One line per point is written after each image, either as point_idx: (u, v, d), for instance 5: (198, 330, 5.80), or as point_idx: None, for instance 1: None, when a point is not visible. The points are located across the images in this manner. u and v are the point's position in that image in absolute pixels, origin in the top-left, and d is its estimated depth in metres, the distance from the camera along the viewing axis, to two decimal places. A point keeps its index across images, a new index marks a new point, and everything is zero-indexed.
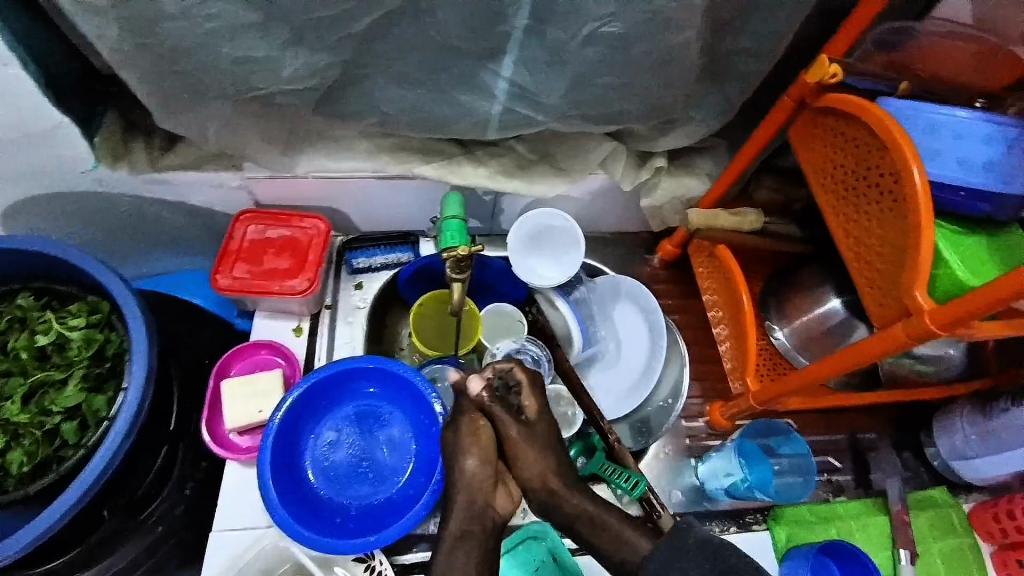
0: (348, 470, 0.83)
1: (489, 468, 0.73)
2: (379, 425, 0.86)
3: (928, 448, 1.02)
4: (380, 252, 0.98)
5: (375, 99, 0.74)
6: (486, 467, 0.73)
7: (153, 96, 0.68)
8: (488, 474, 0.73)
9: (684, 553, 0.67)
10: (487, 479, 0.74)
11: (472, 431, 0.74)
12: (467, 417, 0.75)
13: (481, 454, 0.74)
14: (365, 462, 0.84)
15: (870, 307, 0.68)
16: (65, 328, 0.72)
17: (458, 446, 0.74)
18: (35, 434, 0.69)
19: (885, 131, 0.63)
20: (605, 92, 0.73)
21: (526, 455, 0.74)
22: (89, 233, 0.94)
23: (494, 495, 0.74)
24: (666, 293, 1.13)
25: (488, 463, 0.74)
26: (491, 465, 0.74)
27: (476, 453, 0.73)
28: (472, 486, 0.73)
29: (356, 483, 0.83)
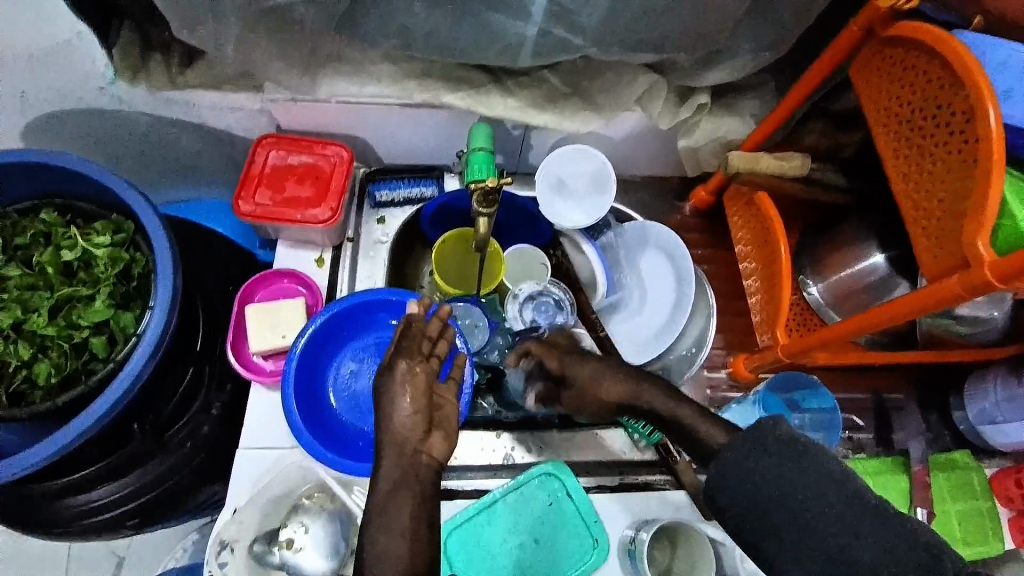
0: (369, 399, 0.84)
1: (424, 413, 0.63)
2: None
3: (956, 411, 0.99)
4: (403, 186, 0.94)
5: (400, 16, 0.69)
6: (420, 412, 0.63)
7: (168, 2, 0.65)
8: (419, 420, 0.62)
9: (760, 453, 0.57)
10: (417, 428, 0.62)
11: (408, 373, 0.64)
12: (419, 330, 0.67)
13: (416, 393, 0.63)
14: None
15: (921, 258, 0.64)
16: (90, 245, 0.72)
17: (393, 382, 0.64)
18: (63, 347, 0.70)
19: (961, 63, 0.57)
20: (651, 11, 0.67)
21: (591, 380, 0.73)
22: (110, 154, 0.93)
23: (427, 441, 0.62)
24: (696, 243, 1.09)
25: (423, 410, 0.63)
26: (424, 412, 0.63)
27: (406, 405, 0.62)
28: (401, 433, 0.62)
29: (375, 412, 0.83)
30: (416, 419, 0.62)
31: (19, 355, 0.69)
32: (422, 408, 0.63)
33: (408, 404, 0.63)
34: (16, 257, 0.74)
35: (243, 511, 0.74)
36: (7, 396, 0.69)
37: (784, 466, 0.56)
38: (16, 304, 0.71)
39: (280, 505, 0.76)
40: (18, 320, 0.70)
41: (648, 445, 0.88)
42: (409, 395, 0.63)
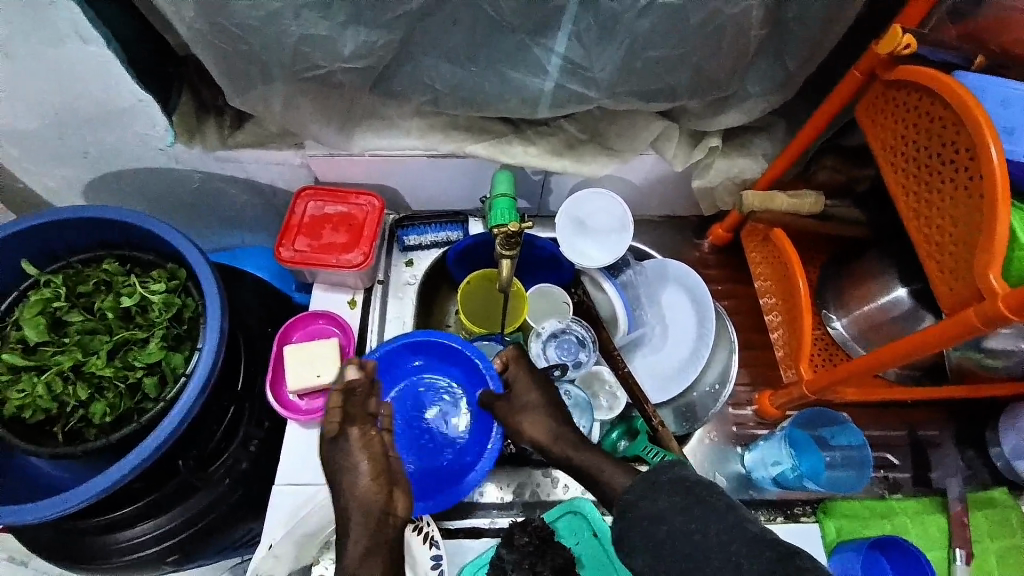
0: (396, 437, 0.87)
1: (382, 481, 0.71)
2: (429, 396, 0.90)
3: (992, 447, 0.96)
4: (430, 230, 1.00)
5: (428, 76, 0.76)
6: (379, 478, 0.71)
7: (222, 74, 0.72)
8: (381, 485, 0.71)
9: (653, 493, 0.63)
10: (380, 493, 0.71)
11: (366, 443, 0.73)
12: (361, 394, 0.75)
13: (370, 463, 0.72)
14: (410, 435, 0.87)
15: (938, 290, 0.64)
16: (148, 292, 0.79)
17: (350, 454, 0.72)
18: (118, 387, 0.75)
19: (958, 102, 0.59)
20: (659, 65, 0.72)
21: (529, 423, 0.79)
22: (163, 206, 1.02)
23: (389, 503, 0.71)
24: (715, 279, 1.11)
25: (381, 477, 0.71)
26: (382, 478, 0.71)
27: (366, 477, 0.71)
28: (365, 501, 0.70)
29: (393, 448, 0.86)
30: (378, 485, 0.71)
31: (76, 395, 0.74)
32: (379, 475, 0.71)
33: (365, 473, 0.71)
34: (78, 303, 0.80)
35: (278, 546, 0.77)
36: (62, 434, 0.74)
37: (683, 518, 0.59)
38: (77, 347, 0.76)
39: (314, 540, 0.79)
40: (78, 362, 0.76)
41: None
42: (365, 464, 0.71)
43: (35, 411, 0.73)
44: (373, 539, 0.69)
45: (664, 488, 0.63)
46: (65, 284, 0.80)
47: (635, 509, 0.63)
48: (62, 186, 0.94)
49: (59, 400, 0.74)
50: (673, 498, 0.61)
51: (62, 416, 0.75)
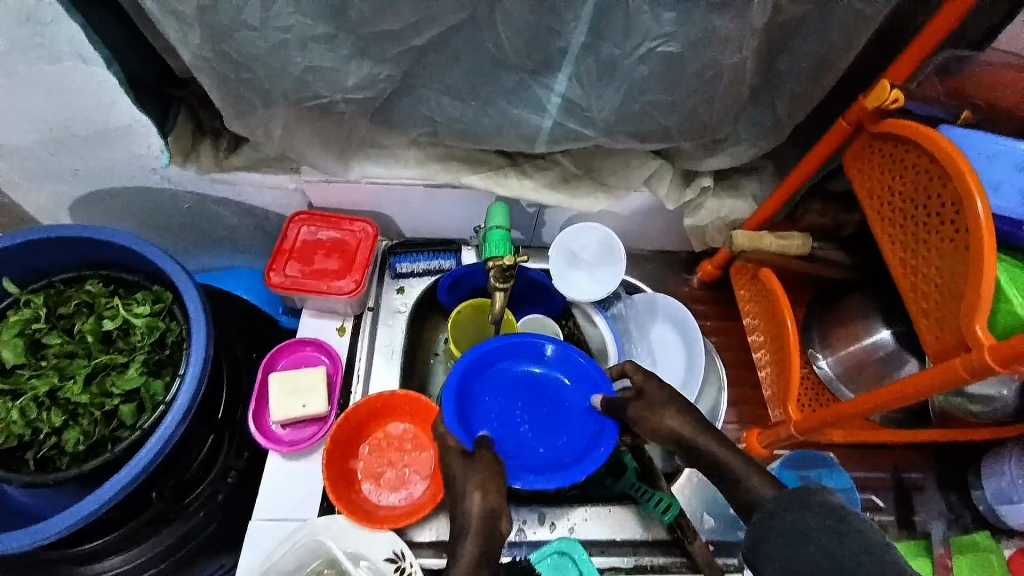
0: (512, 415, 0.84)
1: (495, 495, 0.71)
2: (539, 386, 0.86)
3: (974, 490, 0.97)
4: (422, 258, 1.00)
5: (428, 109, 0.77)
6: (489, 499, 0.70)
7: (225, 99, 0.72)
8: (497, 499, 0.71)
9: (800, 509, 0.60)
10: (499, 501, 0.71)
11: (487, 465, 0.73)
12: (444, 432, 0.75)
13: (482, 485, 0.71)
14: (529, 420, 0.84)
15: (925, 337, 0.66)
16: (130, 314, 0.77)
17: (466, 480, 0.71)
18: (94, 414, 0.73)
19: (947, 159, 0.62)
20: (656, 109, 0.74)
21: (665, 405, 0.77)
22: (152, 226, 1.00)
23: (500, 517, 0.70)
24: (705, 314, 1.12)
25: (492, 490, 0.71)
26: (494, 491, 0.71)
27: (479, 498, 0.70)
28: (482, 525, 0.69)
29: (506, 430, 0.83)
30: (492, 505, 0.70)
31: (50, 422, 0.72)
32: (498, 495, 0.71)
33: (477, 495, 0.70)
34: (57, 324, 0.78)
35: None
36: (33, 461, 0.71)
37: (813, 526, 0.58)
38: (54, 372, 0.74)
39: None
40: (54, 386, 0.73)
41: (660, 523, 0.87)
42: (473, 487, 0.71)
43: (6, 437, 0.71)
44: (487, 548, 0.68)
45: (812, 505, 0.59)
46: (45, 305, 0.77)
47: (776, 521, 0.61)
48: (49, 203, 0.92)
49: (32, 426, 0.72)
50: (803, 510, 0.60)
51: (34, 443, 0.72)
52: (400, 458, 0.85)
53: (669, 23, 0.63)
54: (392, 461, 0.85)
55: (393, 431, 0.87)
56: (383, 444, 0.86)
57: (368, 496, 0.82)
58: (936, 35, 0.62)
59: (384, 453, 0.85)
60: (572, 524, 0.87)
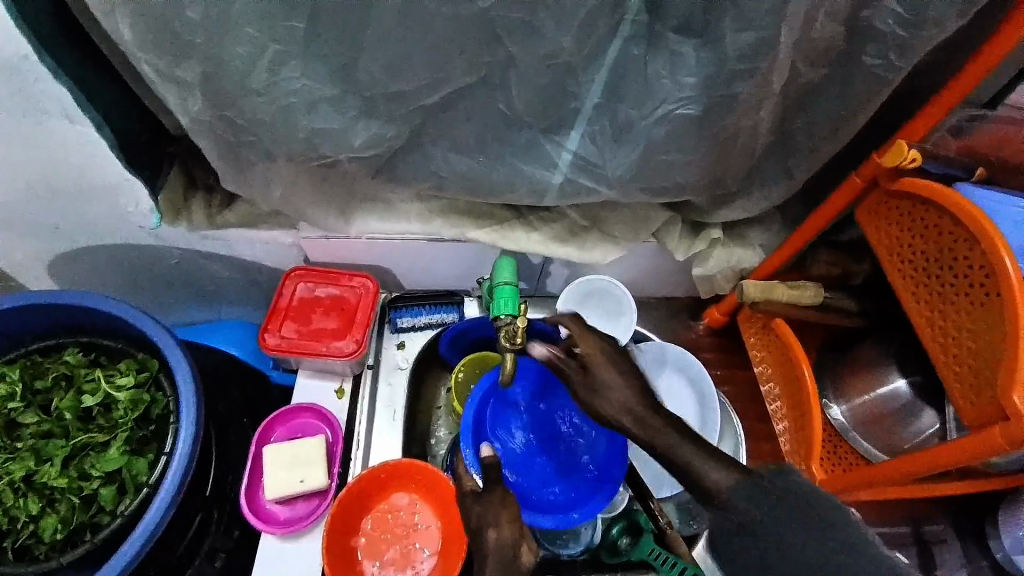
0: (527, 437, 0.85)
1: (516, 526, 0.68)
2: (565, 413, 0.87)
3: (990, 539, 0.93)
4: (424, 312, 0.96)
5: (435, 165, 0.74)
6: (507, 531, 0.67)
7: (221, 158, 0.69)
8: (514, 530, 0.68)
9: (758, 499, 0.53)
10: (515, 530, 0.68)
11: (502, 498, 0.69)
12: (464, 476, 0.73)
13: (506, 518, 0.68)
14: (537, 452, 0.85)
15: (960, 405, 0.64)
16: (113, 388, 0.71)
17: (480, 517, 0.68)
18: (72, 500, 0.67)
19: (974, 223, 0.60)
20: (671, 167, 0.72)
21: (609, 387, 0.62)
22: (136, 283, 0.95)
23: (519, 549, 0.68)
24: (714, 363, 1.10)
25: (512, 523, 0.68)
26: (513, 524, 0.68)
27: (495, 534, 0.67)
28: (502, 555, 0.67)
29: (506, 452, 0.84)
30: (512, 531, 0.68)
31: (26, 509, 0.65)
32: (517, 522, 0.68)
33: (494, 528, 0.68)
34: (34, 401, 0.72)
35: None
36: (10, 552, 0.65)
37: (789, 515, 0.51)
38: (29, 454, 0.68)
39: None
40: (30, 471, 0.67)
41: None
42: (495, 518, 0.68)
43: None
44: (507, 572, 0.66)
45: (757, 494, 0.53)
46: (21, 379, 0.71)
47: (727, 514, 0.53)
48: (27, 262, 0.86)
49: (9, 514, 0.66)
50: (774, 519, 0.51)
51: (11, 531, 0.66)
52: (407, 531, 0.79)
53: (689, 87, 0.62)
54: (397, 537, 0.79)
55: (398, 503, 0.81)
56: (387, 518, 0.80)
57: None
58: (953, 96, 0.62)
59: (388, 529, 0.79)
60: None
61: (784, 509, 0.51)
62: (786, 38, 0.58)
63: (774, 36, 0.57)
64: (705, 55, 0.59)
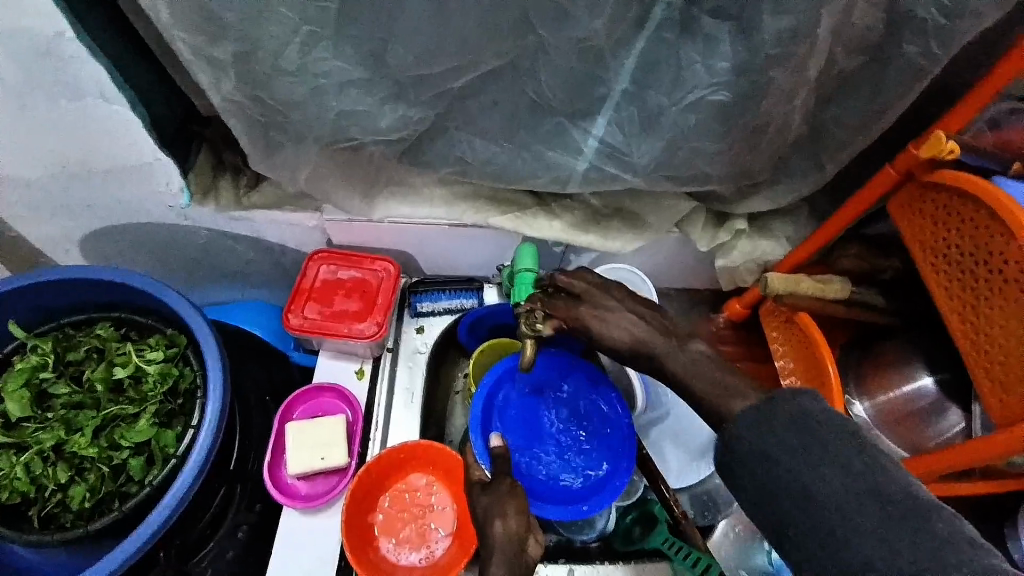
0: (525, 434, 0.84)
1: (523, 519, 0.70)
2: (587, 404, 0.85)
3: (1012, 541, 0.92)
4: (444, 297, 0.97)
5: (460, 150, 0.74)
6: (514, 526, 0.69)
7: (252, 140, 0.70)
8: (520, 523, 0.69)
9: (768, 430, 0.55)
10: (521, 524, 0.69)
11: (510, 490, 0.71)
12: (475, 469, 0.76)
13: (514, 512, 0.70)
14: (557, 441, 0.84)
15: (989, 402, 0.63)
16: (143, 361, 0.73)
17: (488, 509, 0.70)
18: (102, 469, 0.69)
19: (1013, 217, 0.58)
20: (698, 156, 0.71)
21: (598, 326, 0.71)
22: (164, 261, 0.97)
23: (525, 540, 0.70)
24: (734, 356, 1.09)
25: (518, 518, 0.70)
26: (521, 518, 0.70)
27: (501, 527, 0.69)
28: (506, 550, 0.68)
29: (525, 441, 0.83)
30: (519, 525, 0.69)
31: (55, 477, 0.68)
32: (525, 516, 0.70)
33: (502, 521, 0.69)
34: (65, 372, 0.74)
35: None
36: (37, 519, 0.68)
37: (789, 442, 0.54)
38: (60, 424, 0.70)
39: None
40: (61, 440, 0.69)
41: None
42: (503, 511, 0.70)
43: (11, 493, 0.67)
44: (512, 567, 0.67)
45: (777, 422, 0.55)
46: (53, 351, 0.74)
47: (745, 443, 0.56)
48: (60, 239, 0.89)
49: (37, 482, 0.68)
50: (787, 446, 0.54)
51: (38, 498, 0.69)
52: (423, 512, 0.81)
53: (722, 73, 0.60)
54: (413, 516, 0.80)
55: (415, 484, 0.82)
56: (403, 497, 0.81)
57: (388, 554, 0.77)
58: (997, 85, 0.60)
59: (405, 508, 0.81)
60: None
61: (784, 436, 0.54)
62: (825, 24, 0.56)
63: (813, 22, 0.55)
64: (741, 40, 0.57)
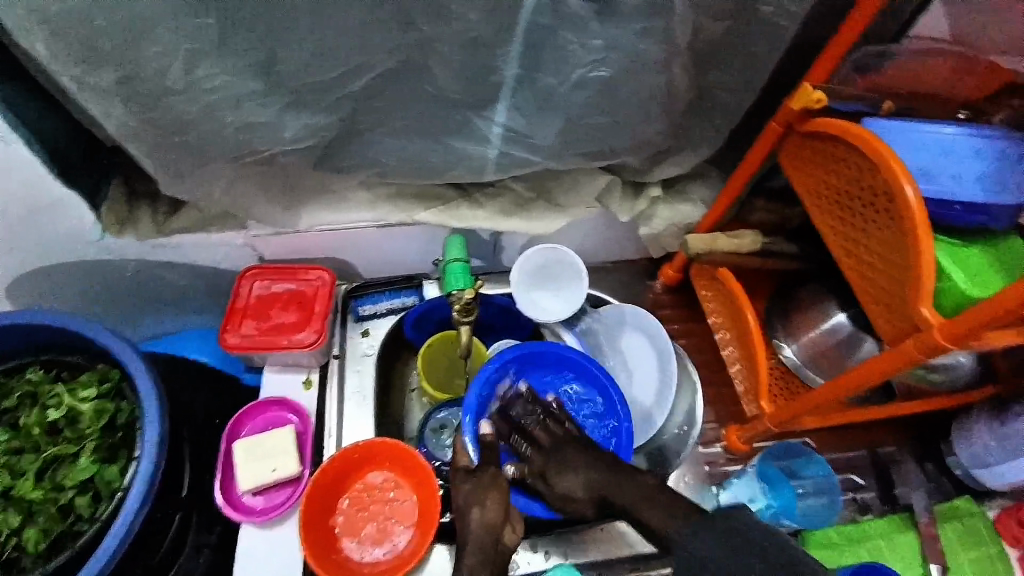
0: None
1: (501, 511, 0.76)
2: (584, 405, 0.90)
3: (949, 457, 1.01)
4: (385, 297, 0.98)
5: (373, 152, 0.76)
6: (493, 515, 0.75)
7: (157, 166, 0.70)
8: (497, 514, 0.75)
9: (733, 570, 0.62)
10: (498, 514, 0.76)
11: (491, 481, 0.77)
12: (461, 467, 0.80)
13: (494, 501, 0.76)
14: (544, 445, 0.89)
15: (880, 324, 0.69)
16: (77, 400, 0.73)
17: (467, 500, 0.77)
18: (50, 510, 0.68)
19: (874, 153, 0.63)
20: (596, 130, 0.74)
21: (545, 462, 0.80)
22: (93, 301, 0.95)
23: (502, 531, 0.76)
24: (672, 319, 1.14)
25: (496, 510, 0.76)
26: (499, 510, 0.76)
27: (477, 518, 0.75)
28: (483, 537, 0.74)
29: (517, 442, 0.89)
30: (493, 517, 0.75)
31: (7, 523, 0.68)
32: (501, 508, 0.76)
33: (481, 511, 0.75)
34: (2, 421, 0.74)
35: None
36: None
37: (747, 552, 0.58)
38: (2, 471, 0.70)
39: None
40: (7, 486, 0.69)
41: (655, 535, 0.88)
42: (484, 503, 0.76)
43: None
44: (485, 554, 0.73)
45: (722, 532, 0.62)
46: None
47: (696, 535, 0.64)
48: None
49: None
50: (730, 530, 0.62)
51: None
52: (383, 507, 0.83)
53: (598, 50, 0.64)
54: (375, 513, 0.83)
55: (374, 482, 0.84)
56: (364, 496, 0.83)
57: (351, 553, 0.79)
58: (849, 34, 0.66)
59: (364, 506, 0.83)
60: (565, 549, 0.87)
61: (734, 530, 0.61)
62: None
63: None
64: (609, 17, 0.61)
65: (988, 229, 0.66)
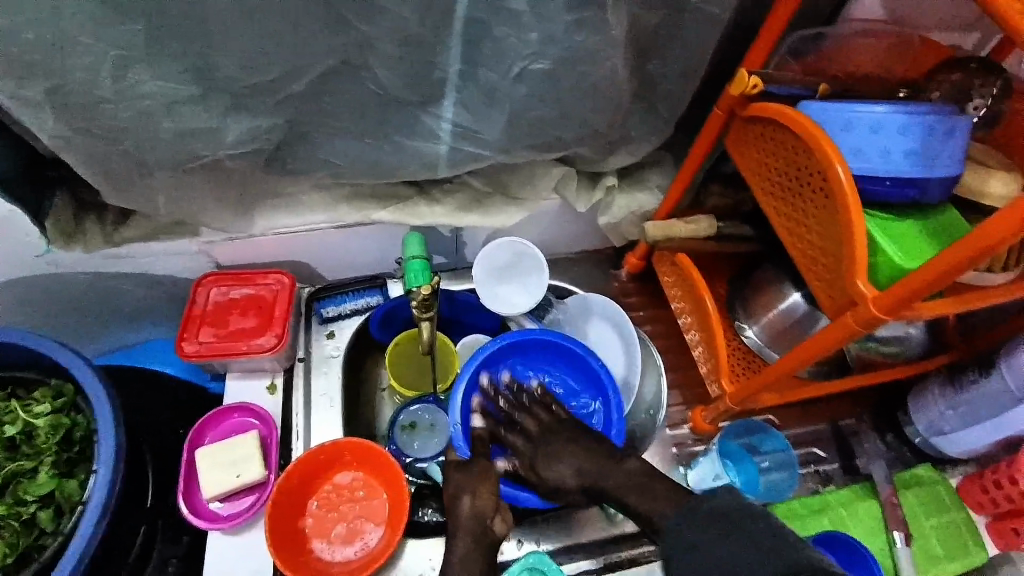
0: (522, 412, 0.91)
1: (487, 501, 0.78)
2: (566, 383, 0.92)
3: (907, 426, 1.04)
4: (348, 299, 0.97)
5: (323, 152, 0.75)
6: (482, 504, 0.77)
7: (98, 175, 0.69)
8: (485, 500, 0.78)
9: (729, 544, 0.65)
10: (488, 502, 0.78)
11: (481, 475, 0.79)
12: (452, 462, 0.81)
13: (487, 491, 0.78)
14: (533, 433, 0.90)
15: (823, 299, 0.71)
16: (31, 416, 0.71)
17: (453, 489, 0.78)
18: (13, 525, 0.67)
19: (810, 134, 0.65)
20: (544, 123, 0.75)
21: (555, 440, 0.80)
22: (47, 316, 0.94)
23: (492, 519, 0.78)
24: (637, 306, 1.16)
25: (485, 499, 0.78)
26: (488, 499, 0.78)
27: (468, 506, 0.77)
28: (469, 527, 0.76)
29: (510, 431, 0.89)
30: (478, 507, 0.77)
31: None
32: (489, 501, 0.78)
33: (468, 500, 0.78)
34: None
35: None
36: None
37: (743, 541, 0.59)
38: None
39: None
40: None
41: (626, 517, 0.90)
42: (471, 492, 0.78)
43: None
44: (472, 541, 0.76)
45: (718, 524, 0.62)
46: None
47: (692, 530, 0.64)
48: None
49: None
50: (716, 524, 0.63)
51: None
52: (351, 507, 0.83)
53: (535, 43, 0.65)
54: (343, 514, 0.83)
55: (342, 482, 0.85)
56: (331, 497, 0.84)
57: (321, 553, 0.80)
58: (781, 18, 0.68)
59: (334, 508, 0.83)
60: (538, 536, 0.88)
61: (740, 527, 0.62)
62: None
63: None
64: (544, 10, 0.62)
65: (922, 204, 0.69)
